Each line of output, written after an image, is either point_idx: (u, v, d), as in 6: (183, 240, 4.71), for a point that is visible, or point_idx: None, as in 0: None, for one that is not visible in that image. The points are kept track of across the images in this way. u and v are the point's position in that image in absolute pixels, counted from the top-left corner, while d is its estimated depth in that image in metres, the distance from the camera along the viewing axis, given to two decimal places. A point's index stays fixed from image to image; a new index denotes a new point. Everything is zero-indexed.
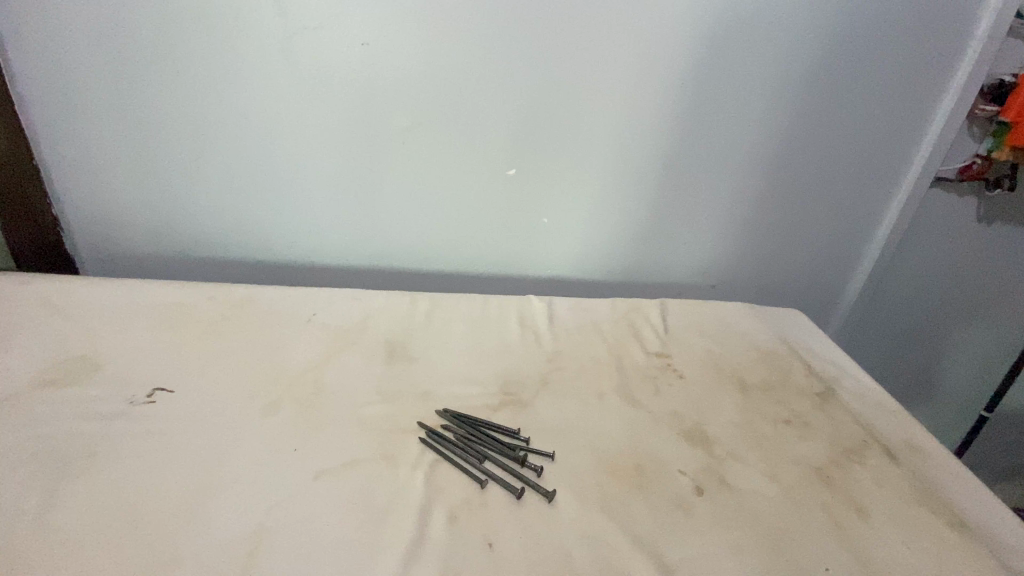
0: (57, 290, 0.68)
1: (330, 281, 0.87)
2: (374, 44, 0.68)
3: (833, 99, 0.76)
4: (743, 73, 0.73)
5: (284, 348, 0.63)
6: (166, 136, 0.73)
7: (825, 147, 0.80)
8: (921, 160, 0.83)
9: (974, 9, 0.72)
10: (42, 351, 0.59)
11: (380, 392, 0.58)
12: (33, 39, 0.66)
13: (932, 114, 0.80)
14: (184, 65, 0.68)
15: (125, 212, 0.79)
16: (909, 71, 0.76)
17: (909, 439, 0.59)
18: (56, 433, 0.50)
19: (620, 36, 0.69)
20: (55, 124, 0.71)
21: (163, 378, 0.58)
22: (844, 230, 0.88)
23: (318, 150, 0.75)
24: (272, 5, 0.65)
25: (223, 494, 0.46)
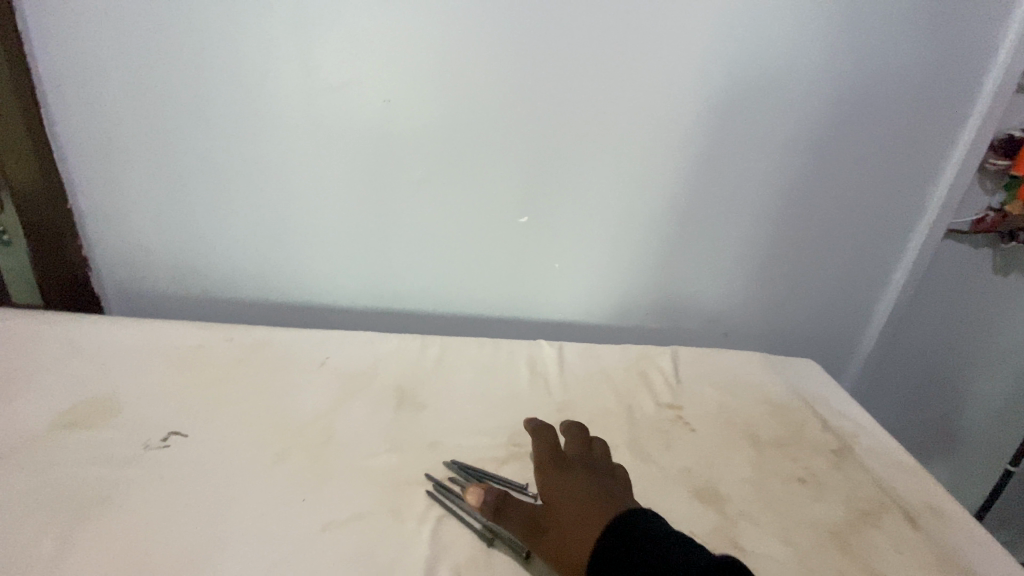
0: (81, 331, 0.70)
1: (345, 322, 0.89)
2: (393, 100, 0.71)
3: (841, 153, 0.77)
4: (751, 129, 0.74)
5: (297, 393, 0.64)
6: (193, 183, 0.76)
7: (834, 199, 0.81)
8: (932, 212, 0.83)
9: (981, 66, 0.73)
10: (63, 393, 0.61)
11: (389, 440, 0.59)
12: (77, 95, 0.70)
13: (943, 167, 0.80)
14: (214, 117, 0.72)
15: (150, 253, 0.82)
16: (917, 127, 0.77)
17: (930, 502, 0.58)
18: (71, 477, 0.51)
19: (629, 94, 0.71)
20: (91, 171, 0.75)
21: (177, 423, 0.58)
22: (858, 279, 0.88)
23: (336, 198, 0.77)
24: (300, 65, 0.68)
25: (229, 545, 0.47)
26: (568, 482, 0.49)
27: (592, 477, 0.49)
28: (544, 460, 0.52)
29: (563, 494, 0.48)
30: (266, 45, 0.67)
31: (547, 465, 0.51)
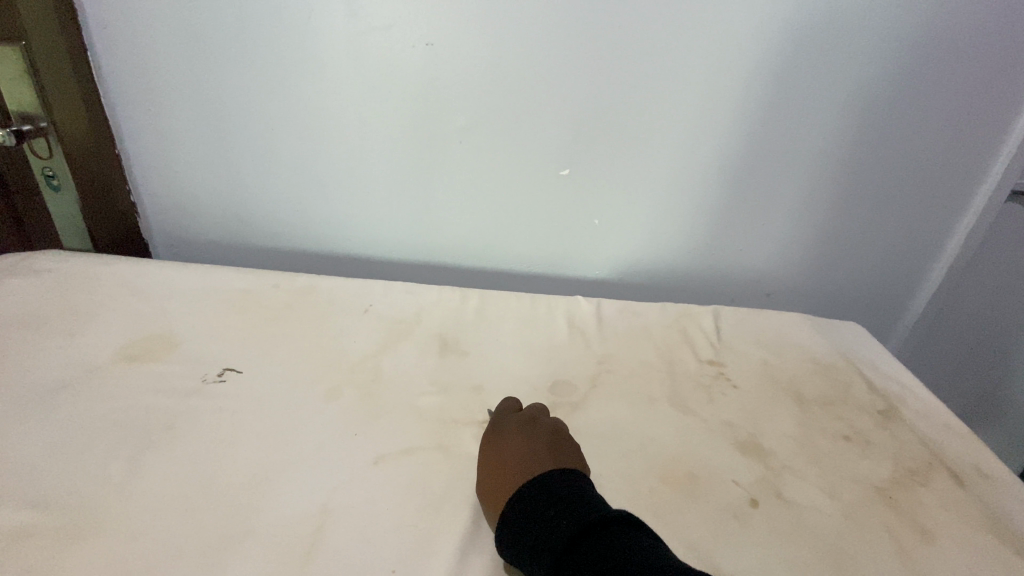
0: (134, 273, 0.72)
1: (386, 274, 0.90)
2: (438, 44, 0.69)
3: (904, 107, 0.73)
4: (811, 79, 0.70)
5: (343, 337, 0.65)
6: (237, 129, 0.76)
7: (893, 158, 0.77)
8: (999, 171, 0.78)
9: None
10: (123, 329, 0.63)
11: (434, 383, 0.60)
12: (122, 37, 0.70)
13: (1015, 124, 0.75)
14: (256, 61, 0.71)
15: (195, 200, 0.83)
16: (993, 78, 0.71)
17: (979, 464, 0.57)
18: (137, 405, 0.54)
19: (684, 40, 0.68)
20: (137, 117, 0.76)
21: (231, 359, 0.61)
22: (910, 243, 0.85)
23: (377, 147, 0.77)
24: (344, 7, 0.67)
25: (287, 472, 0.49)
26: (506, 450, 0.49)
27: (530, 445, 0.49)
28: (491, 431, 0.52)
29: (500, 461, 0.48)
30: None
31: (490, 437, 0.52)
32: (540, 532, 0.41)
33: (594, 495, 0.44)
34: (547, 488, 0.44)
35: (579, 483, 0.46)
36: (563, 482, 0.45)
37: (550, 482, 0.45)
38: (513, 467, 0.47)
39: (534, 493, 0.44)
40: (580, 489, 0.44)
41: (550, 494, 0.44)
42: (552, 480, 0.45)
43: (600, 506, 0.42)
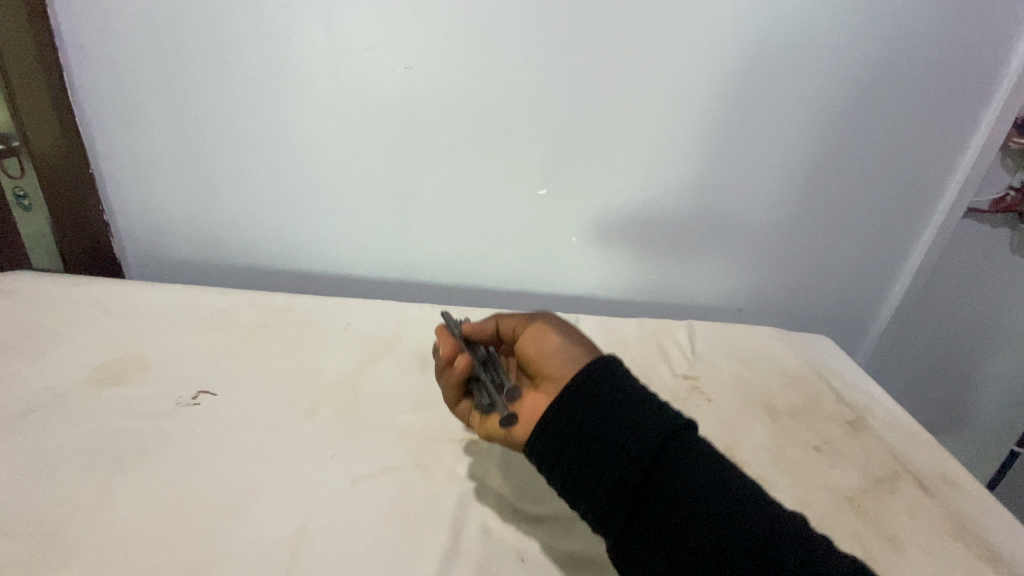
0: (107, 294, 0.71)
1: (366, 291, 0.90)
2: (418, 67, 0.70)
3: (863, 129, 0.76)
4: (776, 103, 0.74)
5: (323, 356, 0.65)
6: (214, 148, 0.76)
7: (855, 177, 0.80)
8: (953, 190, 0.82)
9: (1008, 40, 0.72)
10: (94, 351, 0.62)
11: (414, 401, 0.60)
12: (99, 56, 0.70)
13: (967, 143, 0.79)
14: (235, 80, 0.71)
15: (171, 219, 0.82)
16: (943, 102, 0.75)
17: (943, 471, 0.59)
18: (108, 429, 0.53)
19: (656, 63, 0.70)
20: (113, 135, 0.76)
21: (206, 381, 0.60)
22: (874, 257, 0.88)
23: (357, 166, 0.78)
24: (324, 28, 0.68)
25: (264, 495, 0.48)
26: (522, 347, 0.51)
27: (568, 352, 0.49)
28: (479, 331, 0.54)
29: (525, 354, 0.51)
30: (292, 7, 0.66)
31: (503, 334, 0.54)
32: (594, 443, 0.40)
33: (629, 389, 0.43)
34: (589, 389, 0.42)
35: (618, 372, 0.44)
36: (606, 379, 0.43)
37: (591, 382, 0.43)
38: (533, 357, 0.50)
39: (579, 396, 0.42)
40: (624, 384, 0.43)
41: (597, 409, 0.41)
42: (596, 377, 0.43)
43: (651, 413, 0.41)
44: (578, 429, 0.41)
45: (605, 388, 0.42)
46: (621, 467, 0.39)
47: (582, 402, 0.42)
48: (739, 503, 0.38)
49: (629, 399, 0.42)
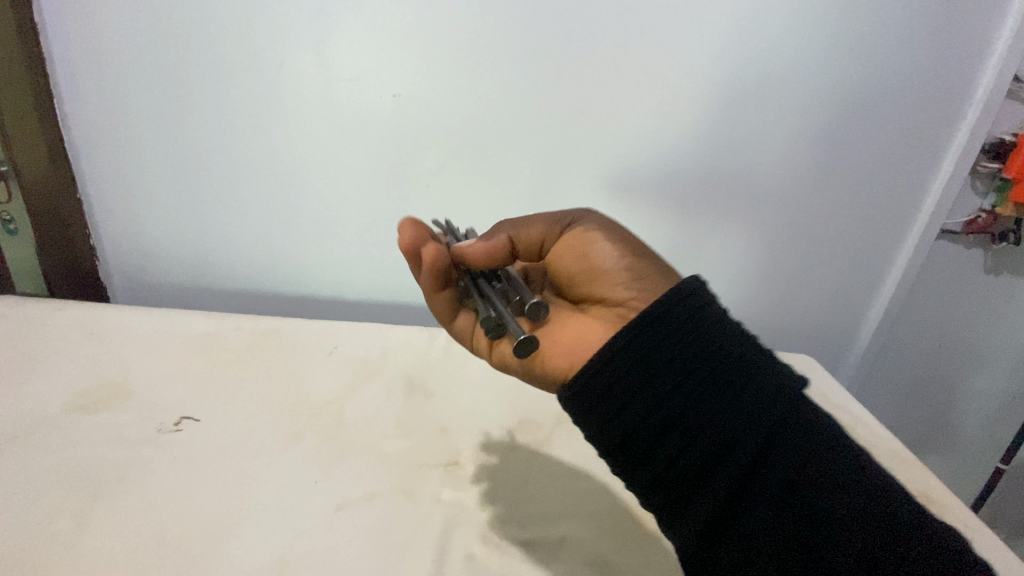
0: (90, 319, 0.70)
1: (353, 314, 0.90)
2: (406, 95, 0.72)
3: (835, 156, 0.79)
4: (754, 129, 0.76)
5: (308, 380, 0.65)
6: (204, 172, 0.77)
7: (830, 201, 0.82)
8: (926, 211, 0.83)
9: (971, 71, 0.74)
10: (75, 377, 0.61)
11: (400, 425, 0.60)
12: (90, 83, 0.71)
13: (936, 170, 0.80)
14: (226, 107, 0.72)
15: (157, 243, 0.82)
16: (911, 130, 0.78)
17: (924, 490, 0.59)
18: (88, 457, 0.52)
19: (637, 93, 0.73)
20: (101, 161, 0.76)
21: (189, 407, 0.59)
22: (852, 280, 0.89)
23: (345, 190, 0.79)
24: (314, 57, 0.69)
25: (246, 523, 0.47)
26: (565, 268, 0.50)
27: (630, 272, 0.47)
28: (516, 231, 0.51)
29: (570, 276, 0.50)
30: (283, 36, 0.68)
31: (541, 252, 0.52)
32: (680, 375, 0.39)
33: (742, 344, 0.41)
34: (675, 319, 0.41)
35: (727, 325, 0.42)
36: (693, 307, 0.42)
37: (680, 311, 0.41)
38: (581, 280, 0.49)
39: (664, 325, 0.41)
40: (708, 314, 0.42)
41: (715, 363, 0.39)
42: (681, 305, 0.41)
43: (768, 372, 0.40)
44: (665, 360, 0.40)
45: (717, 340, 0.40)
46: (711, 400, 0.38)
47: (667, 332, 0.40)
48: (844, 460, 0.38)
49: (747, 355, 0.40)
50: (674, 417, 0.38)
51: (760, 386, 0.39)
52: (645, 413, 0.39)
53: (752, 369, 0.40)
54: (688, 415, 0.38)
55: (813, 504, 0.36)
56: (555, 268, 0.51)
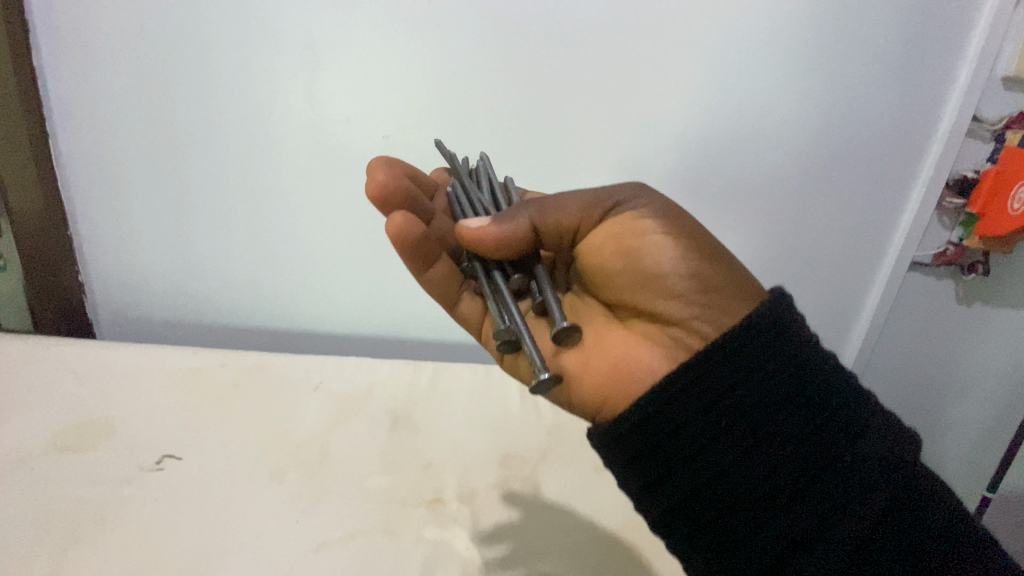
0: (74, 355, 0.70)
1: (341, 347, 0.91)
2: (394, 136, 0.75)
3: (806, 193, 0.82)
4: (729, 167, 0.79)
5: (293, 415, 0.65)
6: (196, 209, 0.79)
7: (804, 236, 0.85)
8: (897, 245, 0.85)
9: (931, 112, 0.77)
10: (58, 416, 0.61)
11: (384, 461, 0.60)
12: (86, 126, 0.74)
13: (903, 206, 0.83)
14: (218, 148, 0.75)
15: (147, 278, 0.84)
16: (878, 168, 0.80)
17: None
18: (66, 497, 0.51)
19: (616, 134, 0.76)
20: (93, 199, 0.78)
21: (172, 444, 0.59)
22: (829, 311, 0.92)
23: (335, 226, 0.81)
24: (305, 100, 0.72)
25: (225, 564, 0.47)
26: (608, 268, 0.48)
27: (696, 282, 0.45)
28: (558, 218, 0.47)
29: (614, 277, 0.48)
30: (275, 81, 0.71)
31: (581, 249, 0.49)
32: (768, 396, 0.39)
33: (843, 397, 0.39)
34: (774, 374, 0.39)
35: (830, 376, 0.39)
36: (785, 324, 0.41)
37: (772, 327, 0.40)
38: (628, 283, 0.47)
39: (756, 352, 0.39)
40: (799, 330, 0.41)
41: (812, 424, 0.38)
42: (772, 321, 0.40)
43: (869, 429, 0.38)
44: (757, 390, 0.39)
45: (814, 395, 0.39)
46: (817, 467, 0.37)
47: (758, 351, 0.39)
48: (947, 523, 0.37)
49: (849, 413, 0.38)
50: (756, 441, 0.38)
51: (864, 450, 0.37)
52: (727, 431, 0.38)
53: (850, 428, 0.38)
54: (770, 441, 0.38)
55: (888, 538, 0.36)
56: (594, 261, 0.49)
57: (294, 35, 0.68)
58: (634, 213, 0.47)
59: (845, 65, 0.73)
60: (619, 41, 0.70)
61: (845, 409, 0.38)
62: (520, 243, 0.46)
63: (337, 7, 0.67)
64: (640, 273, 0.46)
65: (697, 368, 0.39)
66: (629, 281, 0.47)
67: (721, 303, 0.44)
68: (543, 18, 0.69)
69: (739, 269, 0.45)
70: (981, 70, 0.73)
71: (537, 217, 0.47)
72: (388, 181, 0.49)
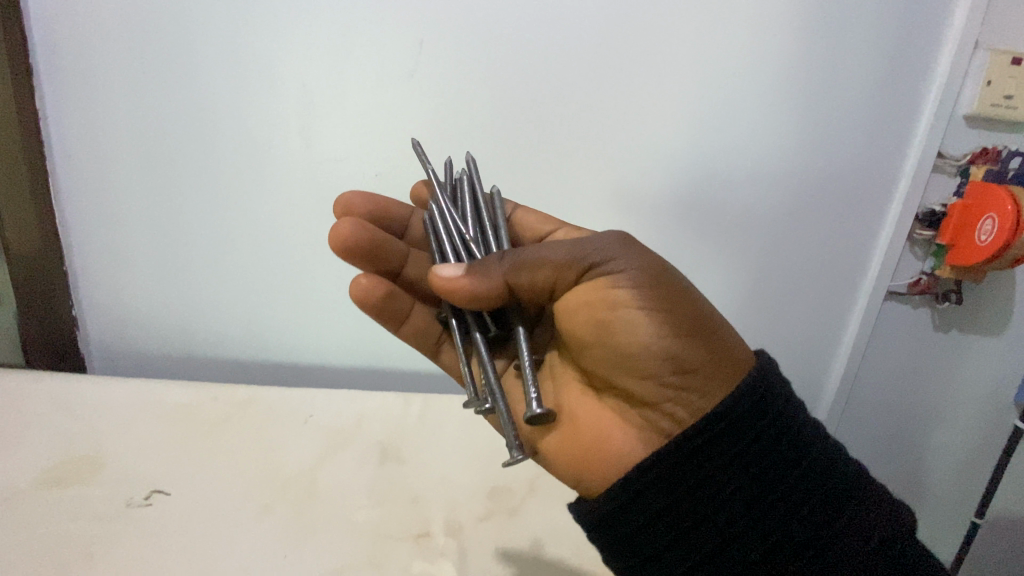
0: (65, 390, 0.71)
1: (332, 380, 0.92)
2: (386, 173, 0.78)
3: (781, 226, 0.84)
4: (709, 203, 0.82)
5: (282, 449, 0.65)
6: (191, 245, 0.81)
7: (783, 267, 0.87)
8: (871, 277, 0.87)
9: (896, 149, 0.80)
10: (47, 451, 0.62)
11: (373, 494, 0.60)
12: (87, 165, 0.76)
13: (875, 238, 0.85)
14: (215, 185, 0.77)
15: (141, 312, 0.85)
16: (848, 202, 0.83)
17: None
18: (54, 534, 0.52)
19: (598, 172, 0.79)
20: (91, 235, 0.80)
21: (161, 479, 0.60)
22: (810, 339, 0.93)
23: (327, 260, 0.83)
24: (300, 140, 0.75)
25: None
26: (580, 327, 0.50)
27: (670, 364, 0.46)
28: (533, 279, 0.48)
29: (586, 340, 0.50)
30: (271, 123, 0.74)
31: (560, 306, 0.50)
32: (759, 458, 0.43)
33: (809, 457, 0.44)
34: (750, 440, 0.43)
35: (796, 439, 0.44)
36: (766, 389, 0.45)
37: (760, 393, 0.44)
38: (600, 348, 0.49)
39: (735, 423, 0.43)
40: (782, 393, 0.46)
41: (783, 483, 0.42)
42: (758, 389, 0.44)
43: (832, 483, 0.43)
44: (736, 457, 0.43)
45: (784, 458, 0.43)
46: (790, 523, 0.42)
47: (746, 415, 0.43)
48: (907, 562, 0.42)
49: (815, 470, 0.43)
50: (738, 504, 0.42)
51: (826, 502, 0.42)
52: (726, 492, 0.42)
53: (817, 484, 0.43)
54: (751, 504, 0.42)
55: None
56: (566, 319, 0.51)
57: (291, 80, 0.72)
58: (612, 282, 0.47)
59: (814, 107, 0.77)
60: (600, 85, 0.74)
61: (813, 468, 0.43)
62: (491, 298, 0.47)
63: (332, 55, 0.71)
64: (615, 345, 0.48)
65: (696, 436, 0.43)
66: (603, 351, 0.49)
67: (693, 385, 0.46)
68: (527, 64, 0.73)
69: (718, 340, 0.47)
70: (942, 110, 0.76)
71: (512, 277, 0.47)
72: (351, 233, 0.54)
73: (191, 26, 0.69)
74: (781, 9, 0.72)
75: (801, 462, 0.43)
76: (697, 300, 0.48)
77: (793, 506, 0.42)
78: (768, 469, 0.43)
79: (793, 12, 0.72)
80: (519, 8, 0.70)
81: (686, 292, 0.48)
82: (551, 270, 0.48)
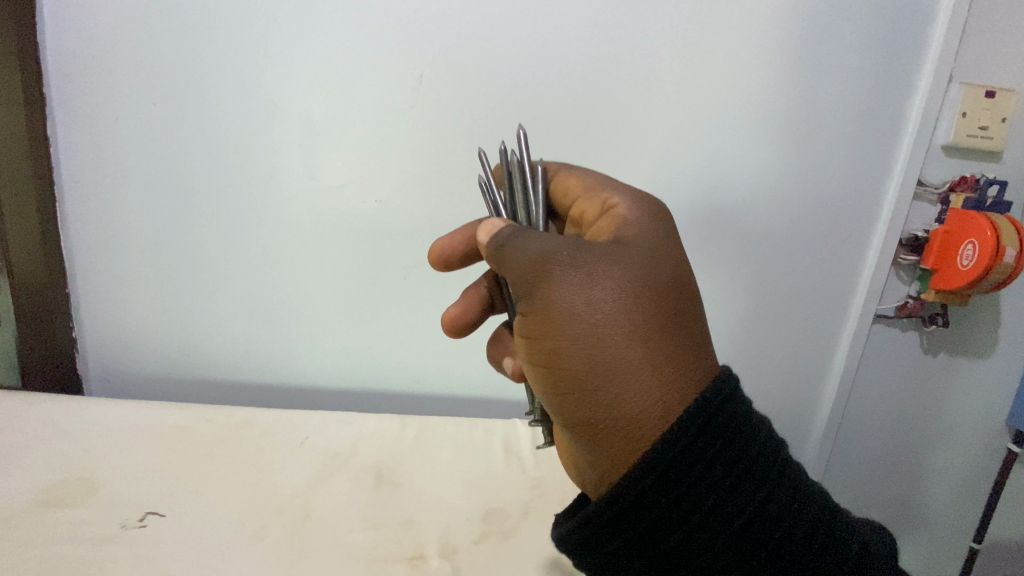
0: (62, 412, 0.71)
1: (327, 404, 0.93)
2: (385, 201, 0.80)
3: (769, 251, 0.86)
4: (699, 230, 0.84)
5: (277, 472, 0.66)
6: (193, 270, 0.83)
7: (773, 291, 0.89)
8: (859, 300, 0.89)
9: (877, 178, 0.83)
10: (43, 473, 0.62)
11: (367, 518, 0.60)
12: (94, 193, 0.79)
13: (860, 263, 0.88)
14: (218, 211, 0.80)
15: (139, 336, 0.87)
16: (833, 228, 0.85)
17: None
18: (48, 555, 0.52)
19: None
20: (94, 259, 0.82)
21: (156, 501, 0.60)
22: (801, 363, 0.94)
23: (327, 285, 0.84)
24: (303, 170, 0.78)
25: None
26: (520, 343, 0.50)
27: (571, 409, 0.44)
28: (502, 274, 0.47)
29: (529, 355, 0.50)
30: (275, 152, 0.77)
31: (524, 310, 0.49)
32: (713, 496, 0.39)
33: (758, 474, 0.41)
34: (701, 473, 0.39)
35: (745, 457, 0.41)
36: (714, 414, 0.40)
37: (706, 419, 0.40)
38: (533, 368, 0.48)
39: (685, 458, 0.39)
40: (729, 409, 0.42)
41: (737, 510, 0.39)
42: (703, 417, 0.40)
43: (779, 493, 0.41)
44: (692, 492, 0.39)
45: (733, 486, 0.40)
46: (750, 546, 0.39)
47: (696, 447, 0.39)
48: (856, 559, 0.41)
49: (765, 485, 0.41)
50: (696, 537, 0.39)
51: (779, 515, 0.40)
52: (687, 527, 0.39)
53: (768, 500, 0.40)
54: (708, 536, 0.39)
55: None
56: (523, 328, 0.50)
57: (294, 111, 0.75)
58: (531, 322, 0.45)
59: (799, 138, 0.80)
60: (591, 118, 0.78)
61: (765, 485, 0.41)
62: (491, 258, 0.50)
63: (335, 91, 0.74)
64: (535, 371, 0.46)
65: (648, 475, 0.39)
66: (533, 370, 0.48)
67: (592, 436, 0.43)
68: (521, 100, 0.76)
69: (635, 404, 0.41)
70: (921, 141, 0.80)
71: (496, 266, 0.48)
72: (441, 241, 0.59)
73: (202, 62, 0.73)
74: (763, 48, 0.76)
75: (764, 490, 0.40)
76: (666, 304, 0.44)
77: (755, 540, 0.39)
78: (723, 504, 0.39)
79: (774, 51, 0.76)
80: (514, 47, 0.74)
81: (657, 295, 0.43)
82: (515, 277, 0.45)
